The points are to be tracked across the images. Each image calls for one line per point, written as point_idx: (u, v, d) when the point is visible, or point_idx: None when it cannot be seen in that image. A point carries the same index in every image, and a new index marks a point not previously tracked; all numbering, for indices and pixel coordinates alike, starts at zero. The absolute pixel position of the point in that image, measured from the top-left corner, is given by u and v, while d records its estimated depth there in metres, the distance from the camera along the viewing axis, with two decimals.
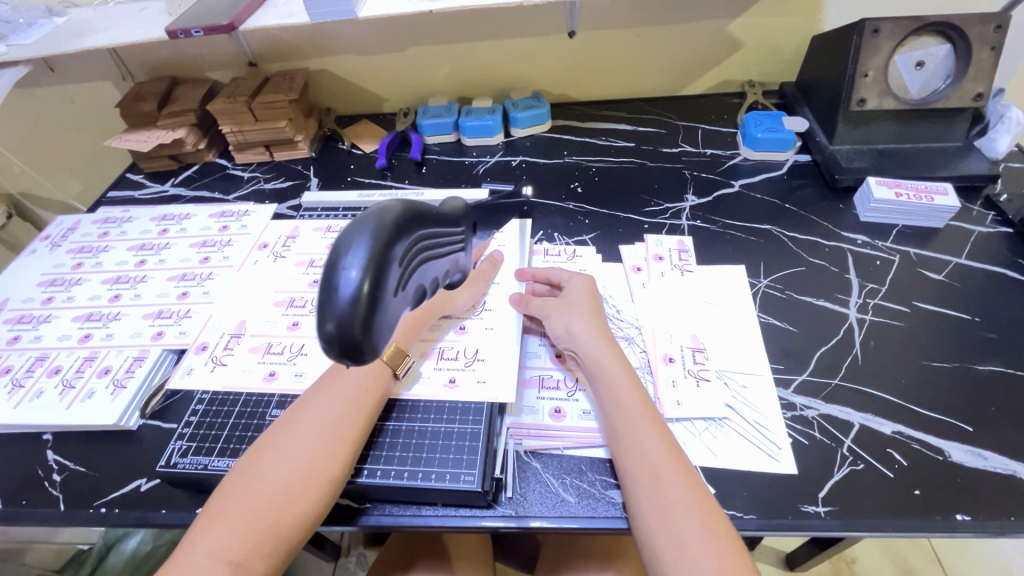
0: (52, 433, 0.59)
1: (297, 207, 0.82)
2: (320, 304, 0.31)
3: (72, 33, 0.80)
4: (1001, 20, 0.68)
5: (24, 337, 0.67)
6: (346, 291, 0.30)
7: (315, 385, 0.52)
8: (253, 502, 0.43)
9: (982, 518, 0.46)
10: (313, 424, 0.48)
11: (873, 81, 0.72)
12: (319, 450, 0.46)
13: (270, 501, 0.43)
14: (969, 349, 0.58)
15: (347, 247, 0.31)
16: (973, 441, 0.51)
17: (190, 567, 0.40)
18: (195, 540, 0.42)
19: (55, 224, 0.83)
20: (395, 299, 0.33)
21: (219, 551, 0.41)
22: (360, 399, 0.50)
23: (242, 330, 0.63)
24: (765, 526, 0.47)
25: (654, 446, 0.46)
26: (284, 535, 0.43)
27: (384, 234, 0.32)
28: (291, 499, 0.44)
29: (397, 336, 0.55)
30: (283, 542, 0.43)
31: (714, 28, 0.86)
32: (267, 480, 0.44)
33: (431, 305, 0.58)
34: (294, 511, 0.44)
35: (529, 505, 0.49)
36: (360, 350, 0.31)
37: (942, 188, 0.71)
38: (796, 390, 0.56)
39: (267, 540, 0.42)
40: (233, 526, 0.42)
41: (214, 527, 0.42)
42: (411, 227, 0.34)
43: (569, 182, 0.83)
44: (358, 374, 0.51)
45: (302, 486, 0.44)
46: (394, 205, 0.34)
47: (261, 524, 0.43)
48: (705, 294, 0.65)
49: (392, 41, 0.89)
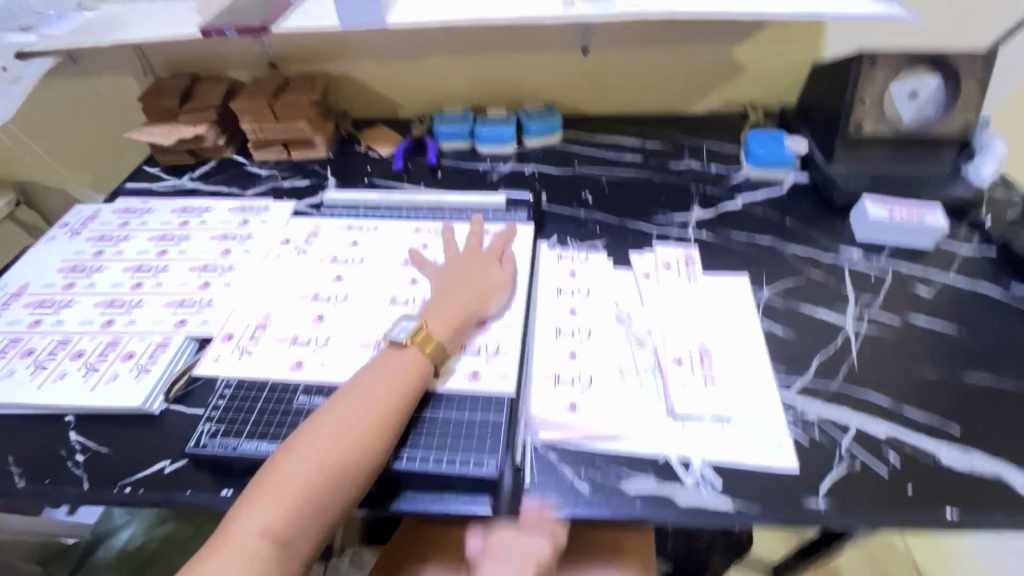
0: (74, 415, 0.60)
1: (317, 205, 0.84)
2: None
3: (104, 27, 0.82)
4: (987, 57, 0.73)
5: (45, 320, 0.68)
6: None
7: (361, 375, 0.53)
8: (295, 485, 0.45)
9: (968, 514, 0.50)
10: (360, 414, 0.50)
11: (870, 106, 0.77)
12: (363, 437, 0.49)
13: (315, 484, 0.46)
14: (955, 359, 0.62)
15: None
16: (960, 444, 0.54)
17: (237, 541, 0.43)
18: (242, 515, 0.44)
19: (74, 212, 0.84)
20: None
21: (264, 528, 0.44)
22: (399, 391, 0.52)
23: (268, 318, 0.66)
24: (769, 518, 0.50)
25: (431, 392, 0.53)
26: (325, 519, 0.46)
27: None
28: (333, 484, 0.46)
29: (437, 329, 0.58)
30: (319, 524, 0.46)
31: (720, 52, 0.91)
32: (313, 463, 0.46)
33: (466, 303, 0.61)
34: (333, 495, 0.46)
35: (547, 495, 0.52)
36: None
37: (932, 210, 0.75)
38: (796, 393, 0.59)
39: (308, 521, 0.45)
40: (278, 501, 0.45)
41: (261, 505, 0.44)
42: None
43: (580, 192, 0.86)
44: (403, 366, 0.54)
45: (342, 473, 0.47)
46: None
47: (305, 506, 0.45)
48: (711, 302, 0.68)
49: (413, 49, 0.93)
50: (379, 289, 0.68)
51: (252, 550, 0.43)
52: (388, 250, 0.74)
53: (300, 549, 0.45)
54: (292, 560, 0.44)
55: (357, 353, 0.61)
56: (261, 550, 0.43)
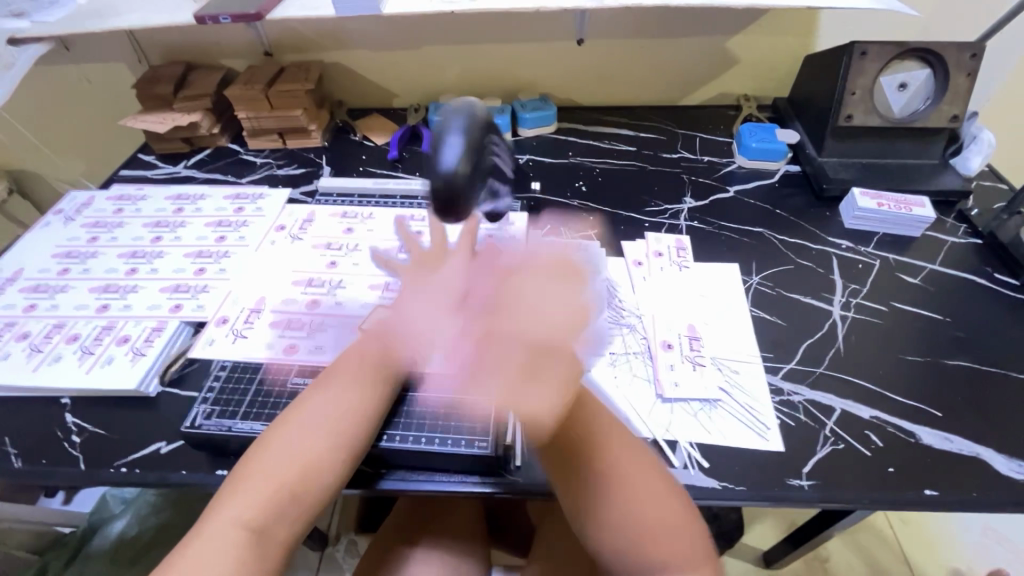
0: (70, 397, 0.61)
1: (311, 193, 0.85)
2: (426, 167, 0.42)
3: (98, 13, 0.82)
4: (976, 49, 0.74)
5: (40, 305, 0.68)
6: (451, 154, 0.41)
7: (338, 360, 0.54)
8: (273, 473, 0.45)
9: (947, 493, 0.51)
10: (337, 399, 0.50)
11: (860, 98, 0.78)
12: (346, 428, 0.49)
13: (293, 471, 0.46)
14: (940, 345, 0.63)
15: (449, 122, 0.42)
16: (941, 426, 0.56)
17: (214, 533, 0.43)
18: (222, 503, 0.44)
19: (69, 199, 0.84)
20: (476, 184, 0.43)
21: (241, 518, 0.43)
22: (375, 378, 0.52)
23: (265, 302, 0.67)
24: (754, 497, 0.51)
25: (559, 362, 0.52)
26: (305, 506, 0.46)
27: (475, 128, 0.43)
28: (311, 471, 0.46)
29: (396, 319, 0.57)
30: (298, 513, 0.45)
31: (713, 44, 0.91)
32: (291, 450, 0.46)
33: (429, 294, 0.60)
34: (309, 485, 0.46)
35: (537, 473, 0.54)
36: (456, 201, 0.41)
37: (921, 200, 0.76)
38: (783, 377, 0.60)
39: (286, 510, 0.45)
40: (257, 489, 0.45)
41: (238, 495, 0.44)
42: (489, 128, 0.46)
43: (574, 182, 0.87)
44: (385, 358, 0.54)
45: (321, 462, 0.47)
46: (481, 105, 0.46)
47: (283, 494, 0.45)
48: (702, 288, 0.69)
49: (408, 38, 0.93)
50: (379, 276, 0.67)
51: (230, 540, 0.42)
52: (397, 238, 0.73)
53: (281, 538, 0.44)
54: (268, 546, 0.43)
55: (351, 337, 0.62)
56: (240, 540, 0.43)
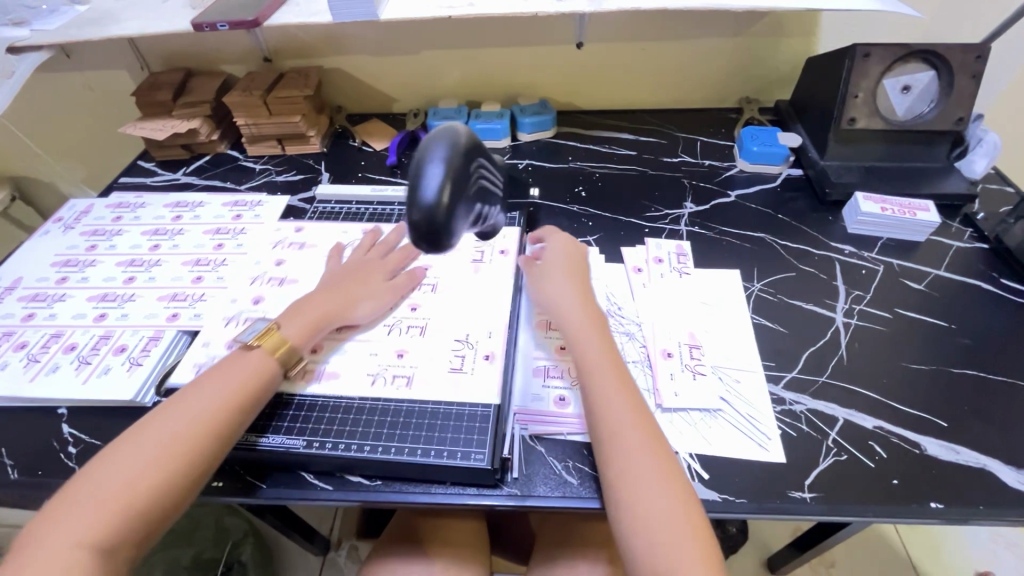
0: (66, 408, 0.60)
1: (310, 199, 0.84)
2: (407, 200, 0.40)
3: (96, 22, 0.81)
4: (981, 51, 0.73)
5: (39, 314, 0.68)
6: (432, 185, 0.39)
7: (194, 383, 0.52)
8: (125, 476, 0.45)
9: (952, 505, 0.50)
10: (176, 424, 0.48)
11: (863, 101, 0.77)
12: (200, 435, 0.48)
13: (148, 474, 0.45)
14: (945, 353, 0.62)
15: (431, 151, 0.41)
16: (946, 436, 0.55)
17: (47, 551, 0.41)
18: (53, 520, 0.43)
19: (68, 207, 0.84)
20: (463, 210, 0.42)
21: (79, 536, 0.42)
22: (212, 418, 0.49)
23: (262, 314, 0.66)
24: (756, 510, 0.50)
25: (599, 358, 0.55)
26: (154, 513, 0.45)
27: (456, 152, 0.42)
28: (164, 473, 0.46)
29: (293, 334, 0.58)
30: (146, 526, 0.44)
31: (714, 46, 0.90)
32: (150, 449, 0.46)
33: (328, 309, 0.61)
34: (161, 491, 0.45)
35: (534, 486, 0.52)
36: (437, 233, 0.40)
37: (925, 204, 0.75)
38: (785, 386, 0.59)
39: (131, 519, 0.44)
40: (94, 507, 0.43)
41: (77, 510, 0.43)
42: (475, 150, 0.44)
43: (574, 187, 0.86)
44: (246, 369, 0.53)
45: (180, 466, 0.46)
46: (465, 130, 0.44)
47: (128, 508, 0.44)
48: (702, 296, 0.68)
49: (406, 43, 0.92)
50: (432, 368, 0.59)
51: (68, 562, 0.40)
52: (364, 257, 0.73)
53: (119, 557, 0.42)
54: (110, 560, 0.42)
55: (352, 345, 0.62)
56: (76, 560, 0.41)
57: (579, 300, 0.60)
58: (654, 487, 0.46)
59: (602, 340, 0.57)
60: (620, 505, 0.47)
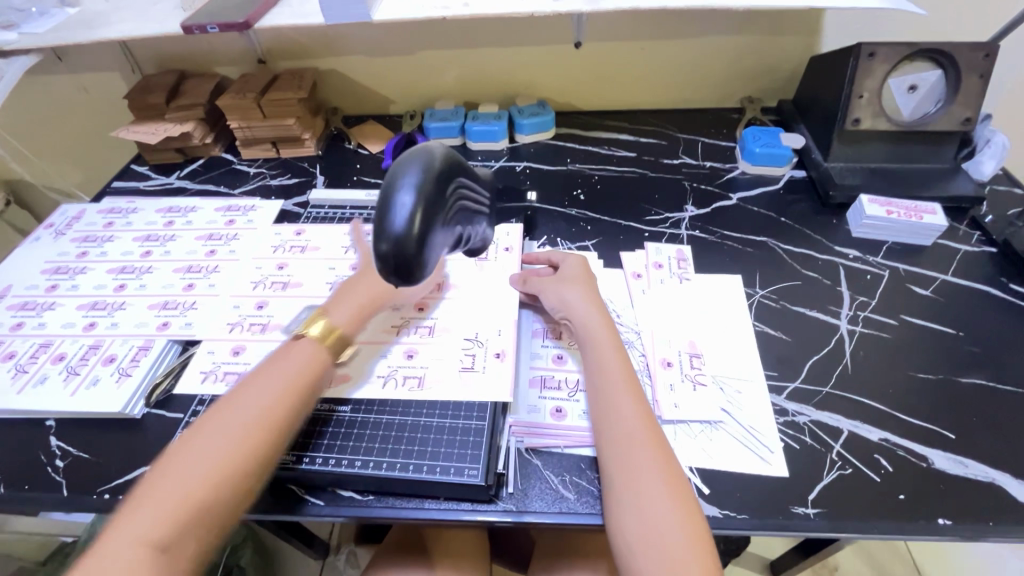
0: (55, 419, 0.59)
1: (304, 204, 0.83)
2: (375, 228, 0.37)
3: (85, 24, 0.80)
4: (989, 49, 0.71)
5: (28, 323, 0.67)
6: (403, 212, 0.37)
7: (250, 377, 0.52)
8: (195, 473, 0.44)
9: (960, 522, 0.48)
10: (236, 422, 0.48)
11: (868, 102, 0.75)
12: (261, 432, 0.48)
13: (214, 473, 0.45)
14: (952, 361, 0.60)
15: (402, 174, 0.38)
16: (954, 449, 0.53)
17: (115, 550, 0.40)
18: (118, 522, 0.42)
19: (59, 212, 0.83)
20: (440, 234, 0.39)
21: (144, 535, 0.41)
22: (273, 417, 0.49)
23: (267, 319, 0.65)
24: (757, 526, 0.49)
25: (617, 364, 0.54)
26: (220, 513, 0.44)
27: (432, 171, 0.38)
28: (228, 473, 0.45)
29: (342, 323, 0.57)
30: (211, 526, 0.44)
31: (716, 45, 0.89)
32: (213, 447, 0.46)
33: (377, 294, 0.60)
34: (225, 491, 0.45)
35: (530, 501, 0.51)
36: (409, 266, 0.37)
37: (931, 207, 0.73)
38: (788, 397, 0.58)
39: (197, 518, 0.43)
40: (160, 508, 0.42)
41: (143, 508, 0.42)
42: (453, 170, 0.41)
43: (572, 190, 0.85)
44: (300, 361, 0.53)
45: (244, 465, 0.46)
46: (441, 148, 0.41)
47: (194, 507, 0.43)
48: (703, 302, 0.67)
49: (402, 44, 0.91)
50: (442, 368, 0.58)
51: (134, 559, 0.40)
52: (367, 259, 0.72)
53: (184, 555, 0.42)
54: (176, 562, 0.41)
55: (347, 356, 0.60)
56: (142, 559, 0.40)
57: (591, 304, 0.60)
58: (662, 499, 0.45)
59: (616, 347, 0.56)
60: (623, 514, 0.45)
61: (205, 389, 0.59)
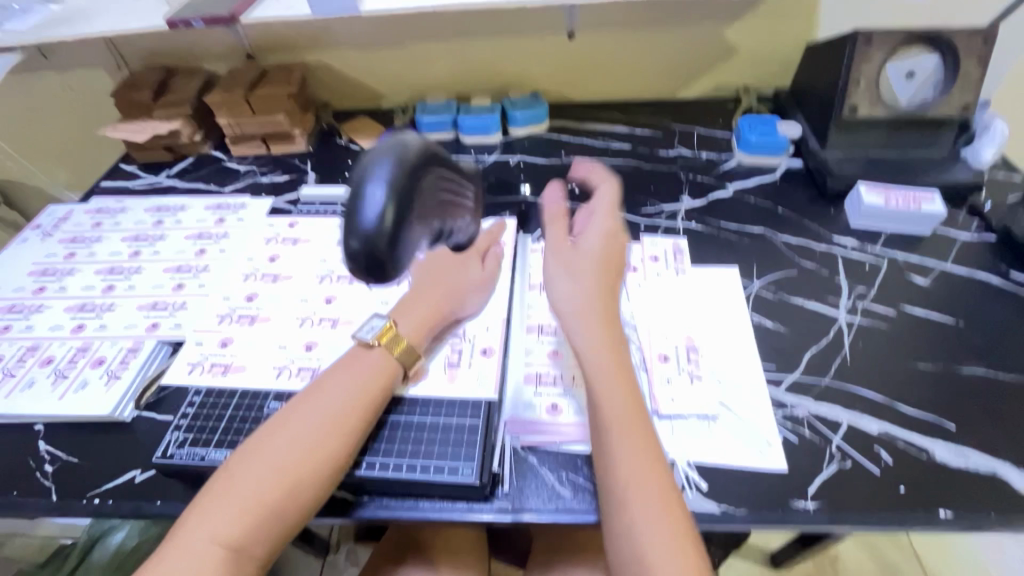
0: (43, 423, 0.58)
1: (295, 201, 0.82)
2: (344, 225, 0.36)
3: (67, 20, 0.78)
4: (988, 33, 0.70)
5: (14, 326, 0.66)
6: (372, 211, 0.35)
7: (323, 377, 0.52)
8: (266, 477, 0.45)
9: (962, 513, 0.48)
10: (308, 427, 0.48)
11: (864, 88, 0.74)
12: (330, 440, 0.47)
13: (283, 477, 0.45)
14: (952, 351, 0.60)
15: (373, 169, 0.36)
16: (955, 440, 0.53)
17: (190, 547, 0.41)
18: (193, 520, 0.43)
19: (47, 213, 0.82)
20: (415, 228, 0.38)
21: (219, 534, 0.42)
22: (342, 424, 0.49)
23: (256, 312, 0.64)
24: (755, 521, 0.48)
25: (624, 378, 0.52)
26: (287, 517, 0.45)
27: (405, 164, 0.37)
28: (294, 480, 0.45)
29: (409, 332, 0.56)
30: (278, 530, 0.44)
31: (711, 34, 0.87)
32: (285, 450, 0.46)
33: (440, 303, 0.59)
34: (298, 497, 0.45)
35: (526, 499, 0.50)
36: (381, 266, 0.36)
37: (930, 195, 0.72)
38: (787, 389, 0.57)
39: (265, 523, 0.44)
40: (235, 509, 0.43)
41: (216, 507, 0.43)
42: (430, 164, 0.39)
43: (566, 182, 0.84)
44: (366, 369, 0.53)
45: (313, 470, 0.46)
46: (417, 140, 0.39)
47: (262, 511, 0.44)
48: (701, 295, 0.66)
49: (392, 37, 0.89)
50: (428, 364, 0.58)
51: (207, 558, 0.41)
52: None
53: (254, 556, 0.43)
54: (244, 564, 0.42)
55: (343, 342, 0.60)
56: (215, 558, 0.41)
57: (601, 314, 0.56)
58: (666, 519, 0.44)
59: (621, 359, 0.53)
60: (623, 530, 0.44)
61: (195, 388, 0.58)
